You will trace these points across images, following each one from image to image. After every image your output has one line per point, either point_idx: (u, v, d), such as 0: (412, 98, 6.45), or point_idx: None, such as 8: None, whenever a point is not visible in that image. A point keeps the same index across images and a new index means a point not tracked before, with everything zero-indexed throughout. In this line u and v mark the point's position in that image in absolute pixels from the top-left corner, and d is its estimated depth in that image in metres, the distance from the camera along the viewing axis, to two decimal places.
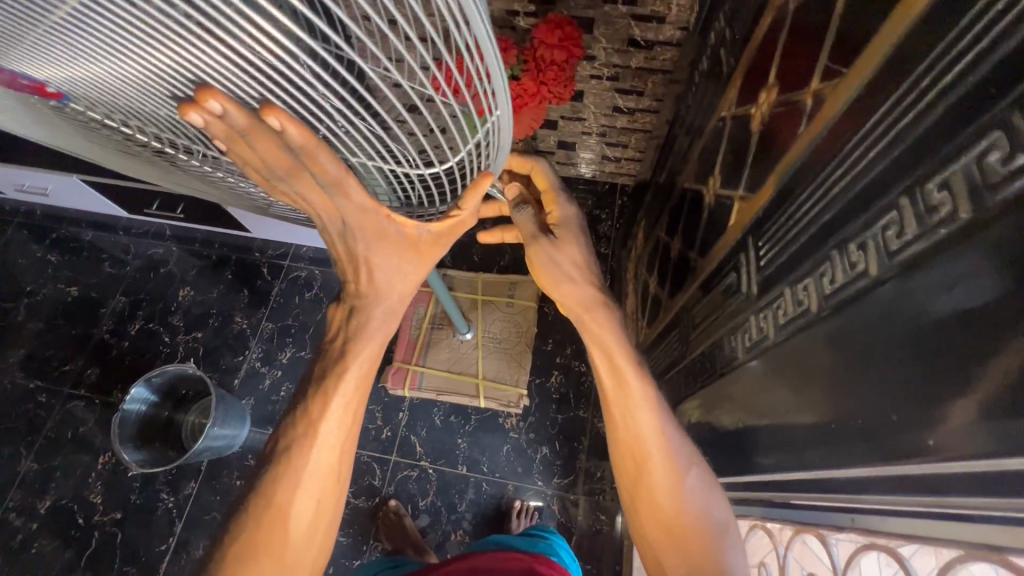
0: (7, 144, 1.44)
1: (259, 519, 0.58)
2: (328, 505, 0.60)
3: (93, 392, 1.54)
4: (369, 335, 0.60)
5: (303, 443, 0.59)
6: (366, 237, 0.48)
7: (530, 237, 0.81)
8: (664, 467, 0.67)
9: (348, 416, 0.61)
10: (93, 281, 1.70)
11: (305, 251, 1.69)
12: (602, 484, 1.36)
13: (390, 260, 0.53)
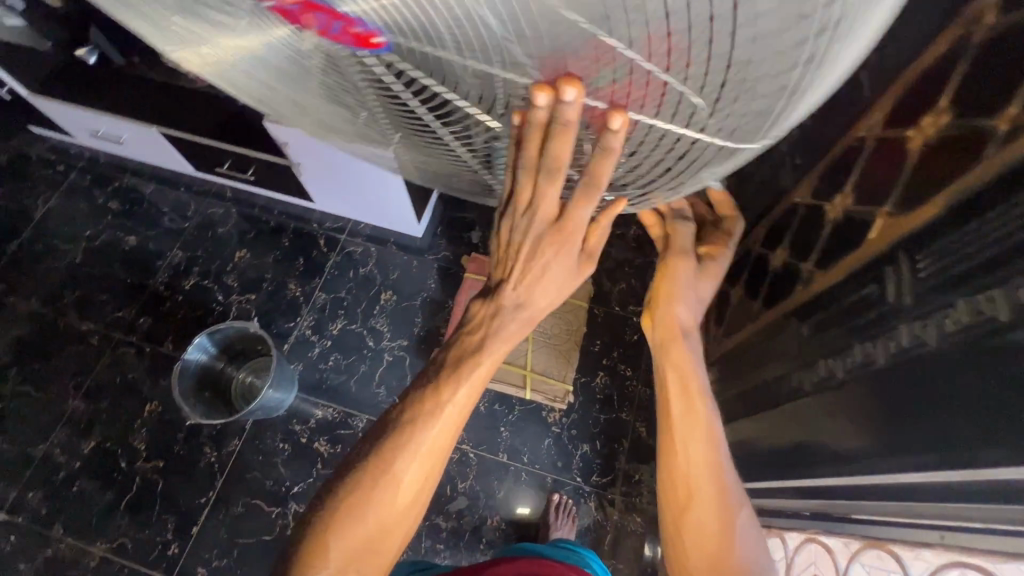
0: (93, 89, 1.46)
1: (368, 482, 0.57)
2: (428, 484, 0.58)
3: (143, 341, 1.56)
4: (507, 336, 0.55)
5: (421, 423, 0.56)
6: (546, 243, 0.47)
7: (681, 250, 0.70)
8: (712, 496, 0.62)
9: (463, 410, 0.57)
10: (151, 233, 1.72)
11: (362, 228, 1.71)
12: (640, 487, 1.39)
13: (549, 270, 0.50)
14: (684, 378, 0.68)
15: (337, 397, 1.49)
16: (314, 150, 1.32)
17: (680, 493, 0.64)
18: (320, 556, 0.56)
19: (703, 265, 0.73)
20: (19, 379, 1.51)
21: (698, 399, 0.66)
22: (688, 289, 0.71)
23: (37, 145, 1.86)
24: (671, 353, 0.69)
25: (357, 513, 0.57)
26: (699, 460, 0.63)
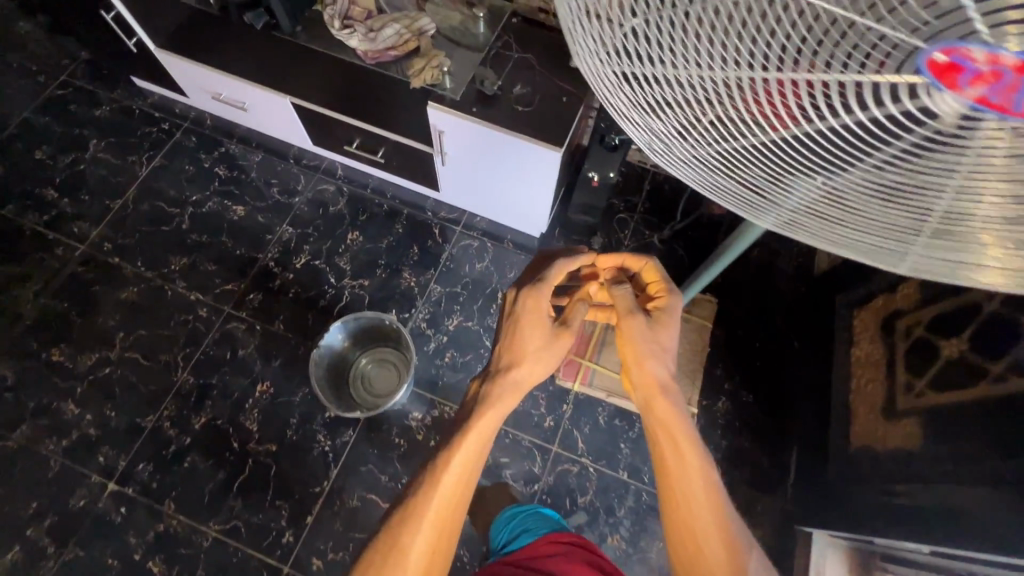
0: (231, 51, 1.38)
1: (388, 548, 0.71)
2: (440, 545, 0.72)
3: (254, 318, 1.51)
4: (511, 387, 0.79)
5: (426, 484, 0.73)
6: (527, 322, 0.82)
7: (627, 310, 0.83)
8: (703, 523, 0.72)
9: (468, 461, 0.75)
10: (260, 205, 1.66)
11: (479, 221, 1.65)
12: (761, 519, 1.36)
13: (530, 335, 0.82)
14: (664, 426, 0.77)
15: (454, 395, 1.45)
16: (476, 139, 1.24)
17: (688, 536, 0.73)
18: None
19: (654, 320, 0.83)
20: (125, 345, 1.46)
21: (673, 442, 0.76)
22: (649, 343, 0.80)
23: (138, 99, 1.78)
24: (656, 408, 0.78)
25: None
26: (690, 495, 0.73)
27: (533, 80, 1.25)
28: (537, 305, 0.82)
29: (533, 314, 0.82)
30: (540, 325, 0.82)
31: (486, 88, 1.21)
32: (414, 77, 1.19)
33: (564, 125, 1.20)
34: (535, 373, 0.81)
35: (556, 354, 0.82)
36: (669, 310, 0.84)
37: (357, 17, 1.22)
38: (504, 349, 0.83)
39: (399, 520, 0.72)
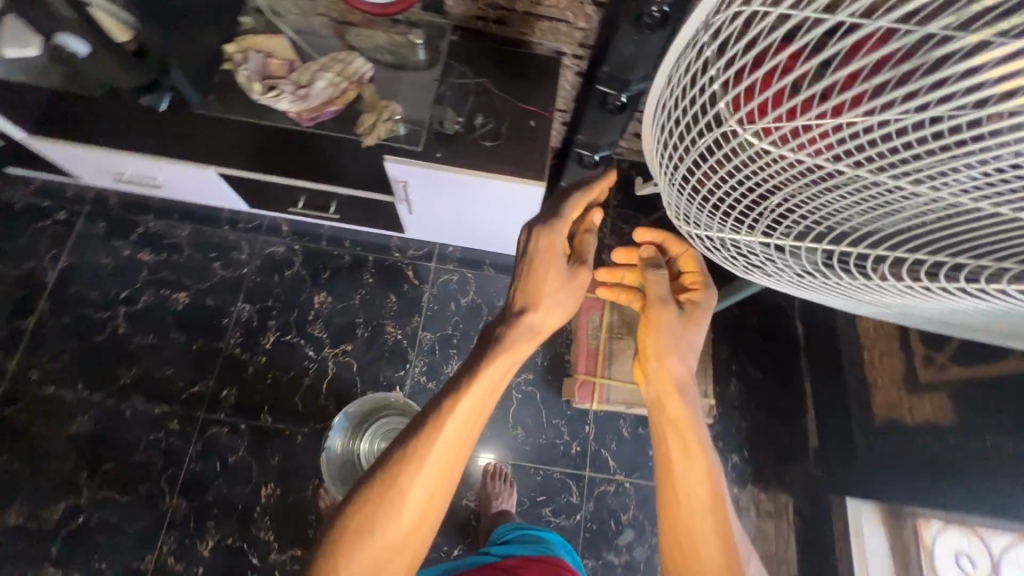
0: (117, 127, 1.11)
1: (380, 500, 0.55)
2: (436, 505, 0.57)
3: (235, 416, 1.35)
4: (518, 339, 0.61)
5: (426, 426, 0.57)
6: (547, 256, 0.65)
7: (658, 300, 0.67)
8: (715, 572, 0.57)
9: (473, 416, 0.58)
10: (204, 286, 1.46)
11: (452, 251, 1.53)
12: (792, 488, 1.42)
13: (548, 279, 0.65)
14: (684, 429, 0.62)
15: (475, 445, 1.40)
16: (447, 186, 1.11)
17: (682, 558, 0.59)
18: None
19: (687, 311, 0.68)
20: (94, 485, 1.28)
21: (694, 453, 0.60)
22: (676, 338, 0.65)
23: (17, 188, 1.49)
24: (670, 407, 0.63)
25: (364, 537, 0.55)
26: (693, 510, 0.59)
27: (493, 107, 1.13)
28: (554, 242, 0.66)
29: (548, 247, 0.66)
30: (557, 264, 0.65)
31: (446, 129, 1.08)
32: (369, 137, 1.04)
33: (540, 152, 1.10)
34: (548, 325, 0.64)
35: (575, 297, 0.66)
36: (703, 307, 0.69)
37: (277, 73, 1.07)
38: (513, 291, 0.67)
39: (388, 466, 0.57)
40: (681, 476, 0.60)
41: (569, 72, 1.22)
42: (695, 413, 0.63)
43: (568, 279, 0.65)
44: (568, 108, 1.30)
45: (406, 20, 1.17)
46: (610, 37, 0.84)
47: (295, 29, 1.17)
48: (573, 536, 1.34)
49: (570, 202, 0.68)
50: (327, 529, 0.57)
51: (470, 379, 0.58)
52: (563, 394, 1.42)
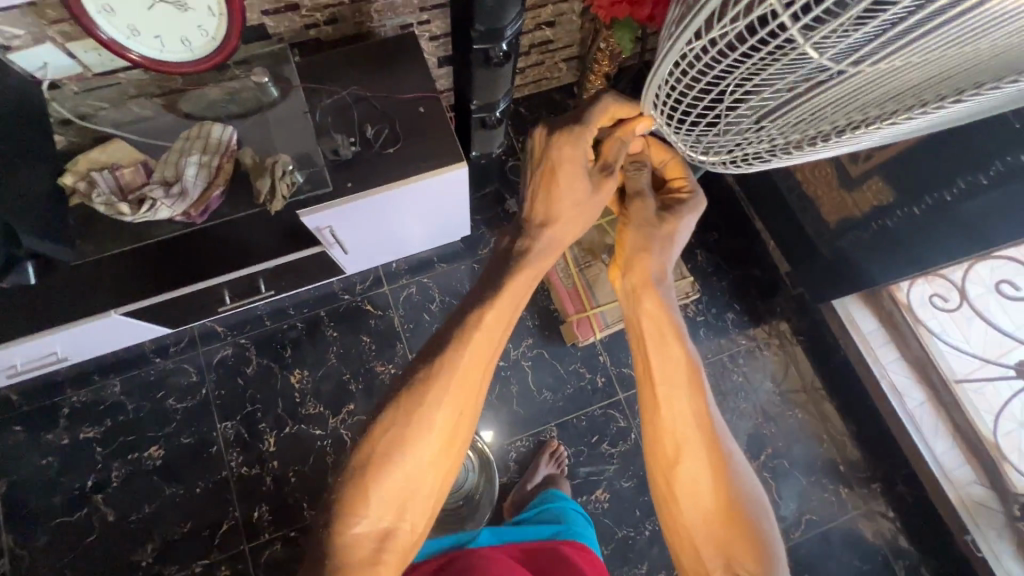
0: None
1: (406, 413, 0.55)
2: (462, 424, 0.56)
3: (279, 530, 1.27)
4: (539, 252, 0.64)
5: (451, 349, 0.57)
6: (566, 166, 0.66)
7: (636, 195, 0.68)
8: (703, 482, 0.56)
9: (491, 342, 0.59)
10: (171, 427, 1.32)
11: (398, 265, 1.47)
12: (784, 314, 1.57)
13: (562, 194, 0.66)
14: (660, 325, 0.62)
15: (515, 427, 1.42)
16: (373, 212, 1.05)
17: (668, 450, 0.57)
18: (355, 507, 0.53)
19: (666, 212, 0.68)
20: None
21: (674, 350, 0.60)
22: (648, 232, 0.65)
23: None
24: (644, 303, 0.62)
25: (392, 461, 0.54)
26: (675, 398, 0.58)
27: (377, 112, 1.06)
28: (573, 153, 0.65)
29: (567, 158, 0.65)
30: (573, 176, 0.66)
31: (343, 155, 1.01)
32: (275, 202, 0.95)
33: (444, 134, 1.05)
34: (561, 243, 0.67)
35: (592, 208, 0.67)
36: (690, 208, 0.69)
37: (137, 182, 0.92)
38: (530, 196, 0.67)
39: (417, 385, 0.56)
40: (666, 379, 0.59)
41: (423, 41, 1.17)
42: (670, 300, 0.63)
43: (583, 188, 0.67)
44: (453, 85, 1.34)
45: (233, 61, 1.05)
46: None
47: (117, 125, 1.01)
48: (638, 454, 1.41)
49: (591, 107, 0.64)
50: (356, 447, 0.55)
51: (493, 299, 0.60)
52: (567, 341, 1.46)
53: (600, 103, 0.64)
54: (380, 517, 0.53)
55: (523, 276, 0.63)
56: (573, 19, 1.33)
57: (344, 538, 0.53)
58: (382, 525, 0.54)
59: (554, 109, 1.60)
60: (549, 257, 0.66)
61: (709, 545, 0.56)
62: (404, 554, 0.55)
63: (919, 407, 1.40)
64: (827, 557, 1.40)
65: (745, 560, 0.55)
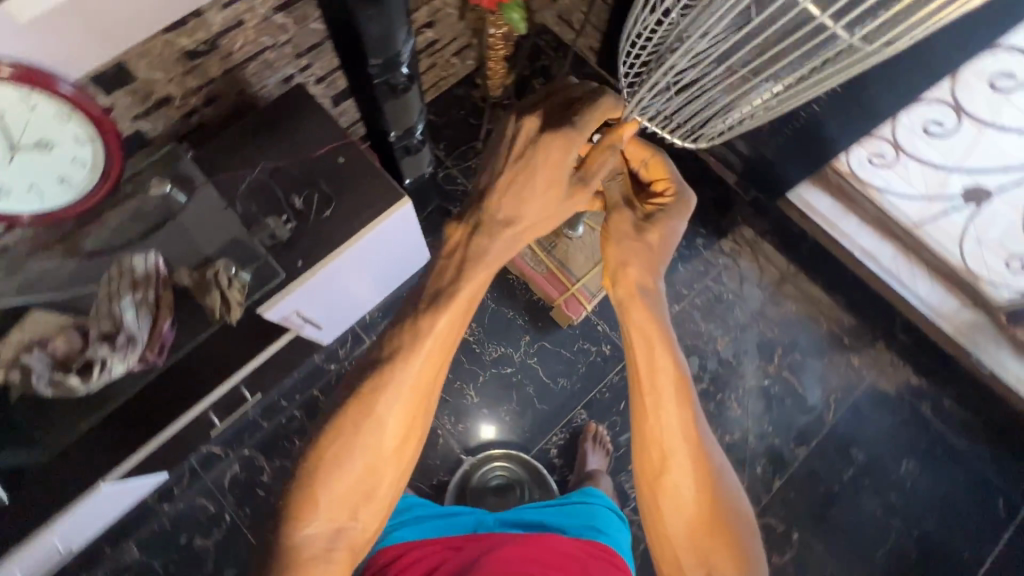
0: None
1: (361, 420, 0.61)
2: (414, 429, 0.63)
3: None
4: (490, 256, 0.65)
5: (400, 360, 0.62)
6: (545, 168, 0.66)
7: (614, 207, 0.70)
8: (687, 495, 0.61)
9: (442, 354, 0.63)
10: (208, 567, 1.24)
11: (372, 315, 1.41)
12: (747, 220, 1.60)
13: (532, 195, 0.66)
14: (648, 334, 0.63)
15: (545, 424, 1.41)
16: (332, 281, 0.99)
17: (655, 457, 0.62)
18: (306, 512, 0.61)
19: (649, 220, 0.68)
20: None
21: (662, 363, 0.63)
22: (629, 242, 0.66)
23: None
24: (632, 313, 0.64)
25: (342, 464, 0.61)
26: (665, 410, 0.62)
27: (296, 178, 0.99)
28: (559, 157, 0.66)
29: (548, 163, 0.66)
30: (545, 180, 0.66)
31: (282, 235, 0.95)
32: (233, 310, 0.87)
33: (375, 177, 0.99)
34: (513, 246, 0.67)
35: (558, 215, 0.68)
36: (672, 211, 0.70)
37: (74, 347, 0.81)
38: (496, 185, 0.66)
39: (371, 391, 0.61)
40: (657, 393, 0.62)
41: (310, 84, 1.17)
42: (658, 313, 0.64)
43: (553, 195, 0.67)
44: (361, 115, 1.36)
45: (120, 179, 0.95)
46: (348, 29, 0.73)
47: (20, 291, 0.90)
48: None
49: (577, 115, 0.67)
50: (312, 452, 0.62)
51: (444, 306, 0.63)
52: (561, 324, 1.46)
53: (597, 107, 0.68)
54: (331, 518, 0.61)
55: (475, 281, 0.64)
56: (451, 14, 1.28)
57: (294, 539, 0.61)
58: (334, 523, 0.61)
59: (463, 105, 1.55)
60: (505, 254, 0.67)
61: (690, 556, 0.61)
62: (355, 548, 0.63)
63: (892, 260, 1.47)
64: (865, 426, 1.47)
65: (719, 563, 0.60)
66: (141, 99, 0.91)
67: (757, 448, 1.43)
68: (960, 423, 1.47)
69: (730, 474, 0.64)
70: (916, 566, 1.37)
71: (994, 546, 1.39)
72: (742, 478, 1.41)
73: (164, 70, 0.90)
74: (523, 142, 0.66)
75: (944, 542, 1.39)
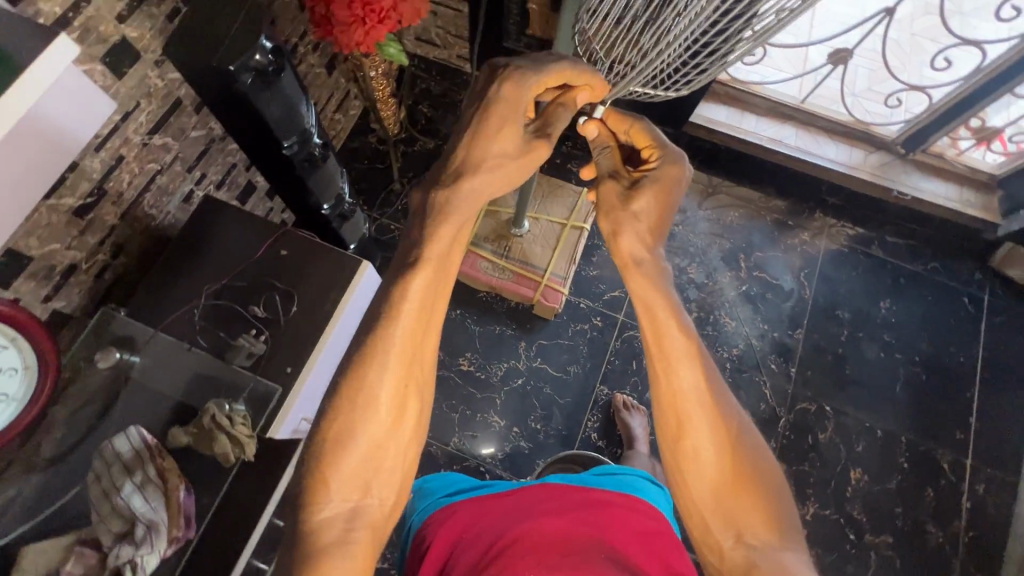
0: None
1: (355, 391, 0.55)
2: (413, 394, 0.57)
3: None
4: (454, 211, 0.59)
5: (384, 323, 0.56)
6: (502, 115, 0.62)
7: (605, 175, 0.69)
8: (710, 459, 0.56)
9: (425, 317, 0.58)
10: None
11: None
12: None
13: (491, 139, 0.62)
14: (648, 301, 0.60)
15: (575, 415, 1.41)
16: (322, 375, 0.95)
17: (671, 421, 0.57)
18: (317, 493, 0.54)
19: (638, 186, 0.66)
20: None
21: (668, 326, 0.58)
22: (615, 212, 0.65)
23: None
24: (632, 280, 0.62)
25: (346, 441, 0.55)
26: (677, 374, 0.57)
27: (242, 285, 0.93)
28: (514, 98, 0.62)
29: (505, 109, 0.62)
30: (504, 125, 0.62)
31: (257, 347, 0.88)
32: (247, 445, 0.80)
33: (324, 253, 0.95)
34: (477, 201, 0.61)
35: (518, 169, 0.64)
36: (659, 176, 0.67)
37: (92, 559, 0.71)
38: (456, 134, 0.63)
39: (363, 358, 0.55)
40: (670, 358, 0.57)
41: (212, 193, 1.10)
42: (657, 282, 0.61)
43: (512, 150, 0.63)
44: (271, 202, 1.30)
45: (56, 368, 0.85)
46: (251, 120, 0.69)
47: None
48: None
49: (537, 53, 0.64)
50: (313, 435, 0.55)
51: (426, 262, 0.57)
52: (546, 317, 1.46)
53: (549, 68, 0.63)
54: (345, 497, 0.54)
55: (443, 238, 0.58)
56: (321, 73, 1.27)
57: (309, 524, 0.53)
58: (349, 504, 0.55)
59: (364, 155, 1.53)
60: (472, 211, 0.61)
61: (718, 521, 0.56)
62: (375, 528, 0.55)
63: (797, 139, 1.60)
64: (838, 287, 1.59)
65: (750, 527, 0.55)
66: (46, 277, 0.83)
67: (762, 348, 1.51)
68: (907, 251, 1.63)
69: (759, 438, 0.59)
70: (930, 384, 1.50)
71: (979, 339, 1.55)
72: (762, 379, 1.49)
73: (59, 238, 0.82)
74: (489, 79, 0.63)
75: (941, 355, 1.53)
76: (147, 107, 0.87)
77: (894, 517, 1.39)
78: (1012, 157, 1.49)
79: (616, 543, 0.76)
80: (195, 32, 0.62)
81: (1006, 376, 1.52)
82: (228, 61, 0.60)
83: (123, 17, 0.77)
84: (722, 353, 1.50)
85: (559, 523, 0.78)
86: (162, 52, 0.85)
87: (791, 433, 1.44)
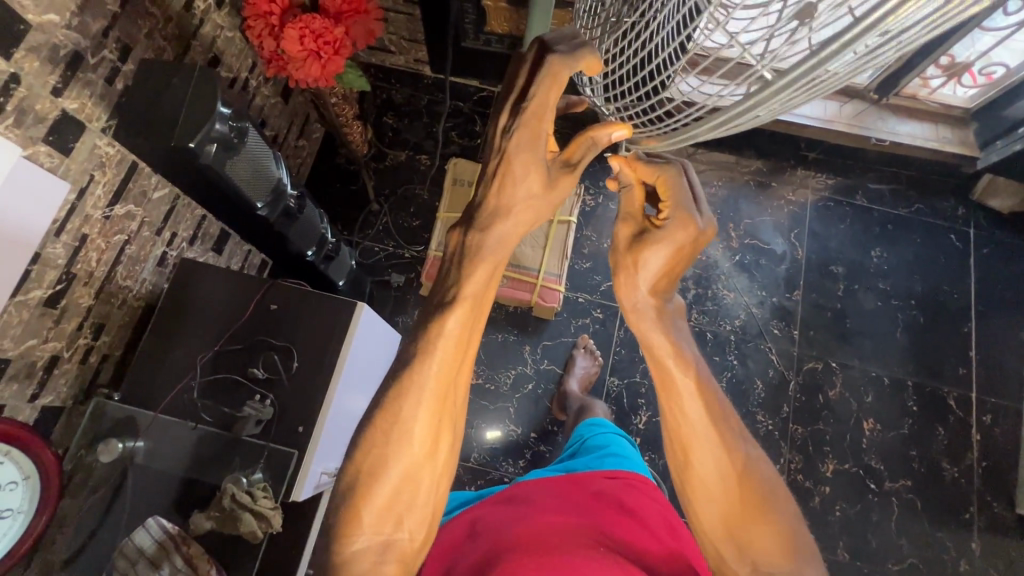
0: None
1: (390, 417, 0.48)
2: (446, 425, 0.49)
3: None
4: (491, 252, 0.51)
5: (418, 356, 0.48)
6: (525, 161, 0.50)
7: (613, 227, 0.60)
8: (716, 492, 0.55)
9: (462, 351, 0.49)
10: None
11: None
12: None
13: (519, 184, 0.51)
14: (646, 331, 0.58)
15: None
16: (338, 426, 0.92)
17: (677, 453, 0.56)
18: (348, 522, 0.48)
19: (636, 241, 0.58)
20: None
21: (666, 358, 0.56)
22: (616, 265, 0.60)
23: None
24: (633, 309, 0.59)
25: (379, 473, 0.47)
26: (677, 406, 0.55)
27: (236, 347, 0.90)
28: (533, 146, 0.49)
29: (527, 154, 0.50)
30: (531, 168, 0.50)
31: (264, 411, 0.84)
32: (273, 517, 0.78)
33: (318, 301, 0.91)
34: (515, 239, 0.53)
35: (551, 208, 0.54)
36: (665, 235, 0.56)
37: None
38: (479, 188, 0.52)
39: (394, 383, 0.48)
40: (669, 392, 0.56)
41: (185, 251, 1.05)
42: (659, 312, 0.58)
43: (542, 189, 0.52)
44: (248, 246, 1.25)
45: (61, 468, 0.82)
46: (213, 188, 0.64)
47: None
48: None
49: (547, 62, 0.45)
50: (344, 464, 0.48)
51: (463, 281, 0.50)
52: (546, 317, 1.45)
53: (575, 63, 0.46)
54: (378, 530, 0.48)
55: (481, 277, 0.50)
56: (276, 103, 1.21)
57: (341, 557, 0.48)
58: (381, 537, 0.48)
59: (335, 177, 1.47)
60: (511, 249, 0.53)
61: (728, 546, 0.56)
62: (408, 562, 0.49)
63: None
64: (829, 242, 1.59)
65: (760, 550, 0.55)
66: (28, 375, 0.79)
67: (763, 315, 1.52)
68: (892, 195, 1.63)
69: (771, 463, 0.56)
70: (928, 326, 1.53)
71: (970, 274, 1.57)
72: (768, 346, 1.50)
73: (35, 333, 0.78)
74: (510, 105, 0.48)
75: (936, 295, 1.55)
76: (102, 177, 0.81)
77: (909, 460, 1.42)
78: (983, 89, 1.47)
79: (611, 538, 0.73)
80: (145, 110, 0.59)
81: (999, 306, 1.54)
82: (187, 137, 0.56)
83: (58, 90, 0.71)
84: (725, 326, 1.51)
85: (552, 518, 0.77)
86: (108, 119, 0.79)
87: (802, 394, 1.46)
